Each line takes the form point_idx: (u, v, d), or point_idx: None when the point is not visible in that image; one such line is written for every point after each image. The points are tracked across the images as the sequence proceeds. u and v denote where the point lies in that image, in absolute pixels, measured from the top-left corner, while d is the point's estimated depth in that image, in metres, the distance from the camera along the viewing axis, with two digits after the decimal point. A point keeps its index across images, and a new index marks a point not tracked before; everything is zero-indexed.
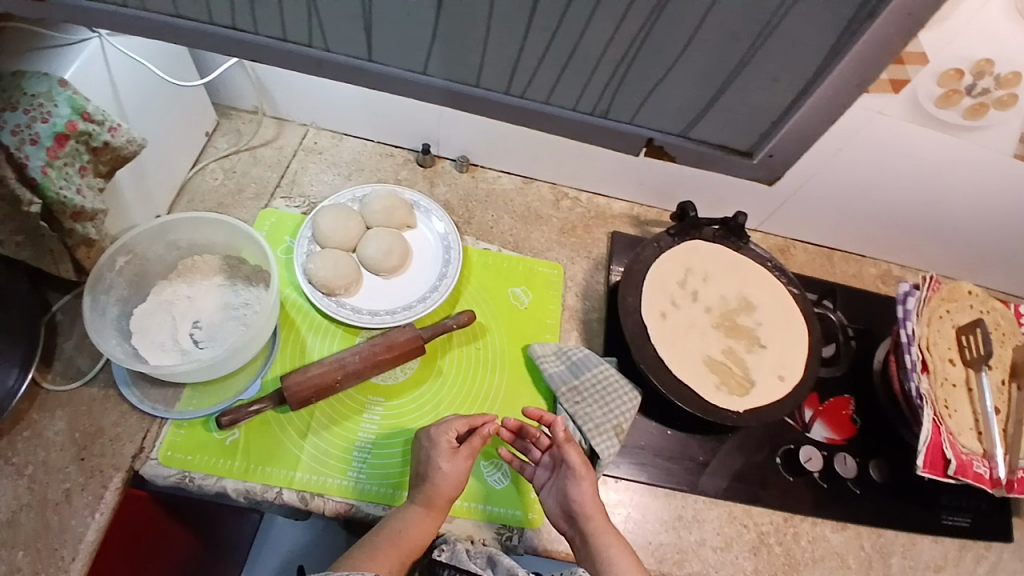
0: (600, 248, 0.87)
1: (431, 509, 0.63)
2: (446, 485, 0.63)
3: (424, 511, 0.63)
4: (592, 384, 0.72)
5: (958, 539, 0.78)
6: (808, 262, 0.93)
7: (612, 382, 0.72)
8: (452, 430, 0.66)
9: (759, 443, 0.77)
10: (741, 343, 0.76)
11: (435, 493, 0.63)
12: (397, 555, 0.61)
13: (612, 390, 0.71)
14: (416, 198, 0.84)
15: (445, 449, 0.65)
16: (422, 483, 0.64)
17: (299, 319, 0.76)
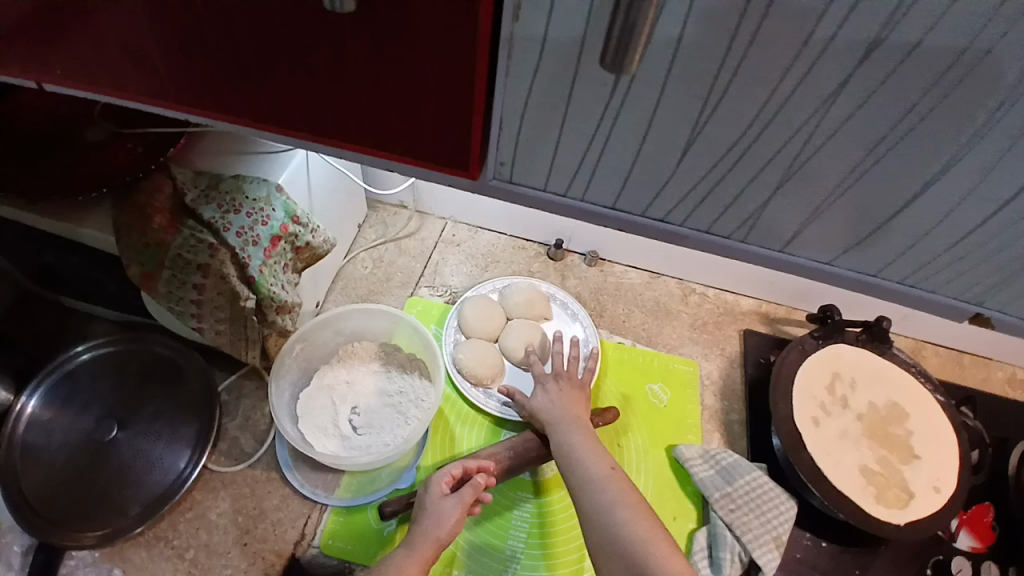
0: (732, 345, 0.87)
1: (415, 556, 0.57)
2: (434, 528, 0.58)
3: (411, 559, 0.57)
4: (747, 492, 0.70)
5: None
6: (942, 366, 0.90)
7: (768, 492, 0.70)
8: (446, 473, 0.63)
9: (917, 559, 0.73)
10: (896, 454, 0.73)
11: (424, 538, 0.58)
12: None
13: (768, 499, 0.70)
14: (553, 291, 0.87)
15: (439, 494, 0.61)
16: (419, 526, 0.59)
17: (446, 408, 0.77)
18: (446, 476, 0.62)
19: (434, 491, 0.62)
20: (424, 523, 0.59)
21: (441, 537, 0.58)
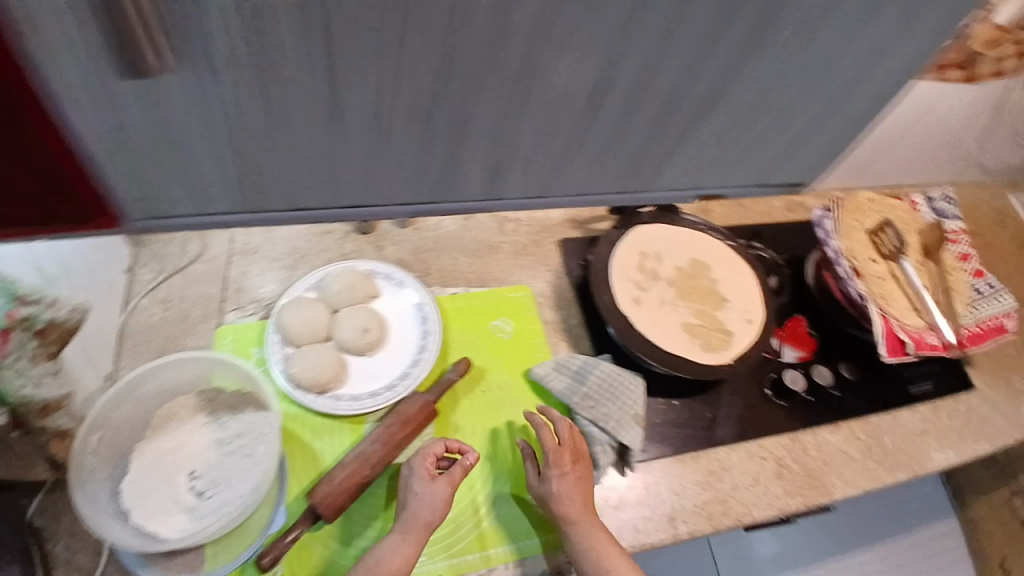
0: (555, 257, 0.92)
1: (410, 537, 0.63)
2: (426, 508, 0.65)
3: (407, 541, 0.63)
4: (599, 385, 0.77)
5: (931, 402, 0.91)
6: (727, 213, 1.01)
7: (616, 378, 0.78)
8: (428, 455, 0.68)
9: (749, 383, 0.84)
10: (710, 304, 0.83)
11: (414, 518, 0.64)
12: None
13: (618, 383, 0.77)
14: (371, 266, 0.83)
15: (423, 476, 0.67)
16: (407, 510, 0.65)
17: (299, 429, 0.73)
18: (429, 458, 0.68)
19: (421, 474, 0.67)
20: (414, 506, 0.65)
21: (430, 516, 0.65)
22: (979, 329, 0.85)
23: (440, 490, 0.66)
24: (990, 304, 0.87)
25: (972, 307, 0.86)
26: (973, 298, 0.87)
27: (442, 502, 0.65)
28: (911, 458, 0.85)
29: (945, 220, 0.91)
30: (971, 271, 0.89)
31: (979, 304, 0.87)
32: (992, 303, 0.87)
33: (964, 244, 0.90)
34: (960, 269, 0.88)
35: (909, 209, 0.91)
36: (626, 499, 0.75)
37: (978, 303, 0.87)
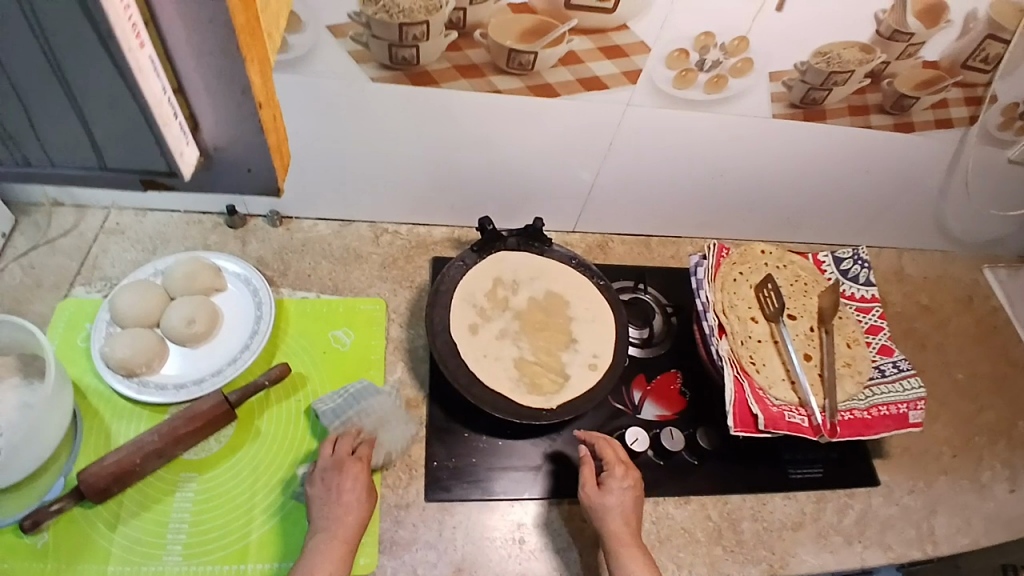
0: (422, 275, 0.89)
1: (337, 542, 0.63)
2: (350, 509, 0.65)
3: (330, 544, 0.62)
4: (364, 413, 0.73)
5: (815, 492, 0.80)
6: (626, 252, 0.98)
7: (387, 407, 0.74)
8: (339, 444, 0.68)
9: (590, 435, 0.78)
10: (555, 343, 0.78)
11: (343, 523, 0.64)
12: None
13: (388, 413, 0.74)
14: (221, 260, 0.83)
15: (349, 473, 0.67)
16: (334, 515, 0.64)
17: (102, 406, 0.74)
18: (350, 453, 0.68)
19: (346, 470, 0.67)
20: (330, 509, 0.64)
21: (356, 516, 0.65)
22: (873, 416, 0.74)
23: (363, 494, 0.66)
24: (896, 391, 0.75)
25: (870, 389, 0.76)
26: (874, 378, 0.77)
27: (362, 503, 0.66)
28: (767, 551, 0.74)
29: (856, 284, 0.84)
30: (877, 347, 0.80)
31: (881, 386, 0.76)
32: (898, 389, 0.75)
33: (876, 315, 0.82)
34: (864, 343, 0.79)
35: (815, 270, 0.85)
36: (417, 538, 0.69)
37: (878, 386, 0.76)
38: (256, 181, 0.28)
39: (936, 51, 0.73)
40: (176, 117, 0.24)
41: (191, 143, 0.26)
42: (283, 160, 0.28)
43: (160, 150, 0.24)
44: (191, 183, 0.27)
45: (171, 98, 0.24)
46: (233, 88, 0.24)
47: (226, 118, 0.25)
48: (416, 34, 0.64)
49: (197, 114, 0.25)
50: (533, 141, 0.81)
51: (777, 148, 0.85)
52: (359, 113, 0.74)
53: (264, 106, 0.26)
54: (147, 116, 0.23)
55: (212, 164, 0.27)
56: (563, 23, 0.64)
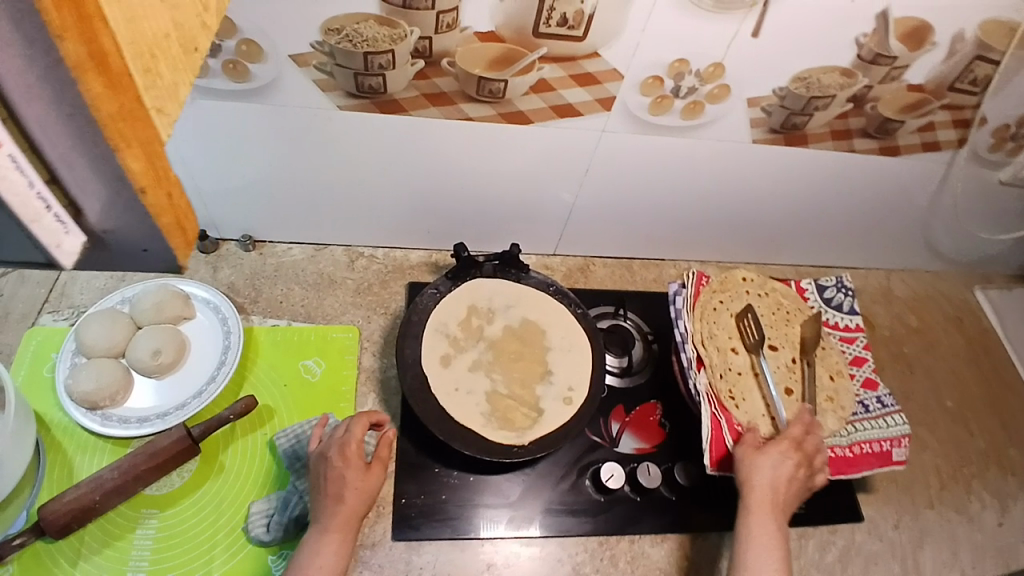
0: (396, 301, 0.87)
1: (339, 531, 0.62)
2: (356, 498, 0.64)
3: (328, 535, 0.62)
4: None
5: (797, 528, 0.78)
6: (608, 276, 0.96)
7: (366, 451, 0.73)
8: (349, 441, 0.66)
9: (566, 469, 0.76)
10: (530, 375, 0.76)
11: (345, 511, 0.63)
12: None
13: None
14: (191, 288, 0.81)
15: (356, 464, 0.65)
16: (335, 504, 0.63)
17: (66, 438, 0.72)
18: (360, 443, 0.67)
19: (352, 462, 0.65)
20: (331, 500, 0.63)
21: (361, 505, 0.64)
22: (855, 454, 0.72)
23: (372, 479, 0.65)
24: (878, 427, 0.74)
25: (852, 424, 0.74)
26: (857, 413, 0.75)
27: (370, 491, 0.65)
28: None
29: (840, 313, 0.83)
30: (862, 380, 0.78)
31: (863, 421, 0.74)
32: (881, 425, 0.74)
33: (860, 345, 0.80)
34: (848, 375, 0.78)
35: (797, 298, 0.83)
36: None
37: (861, 422, 0.74)
38: (156, 261, 0.26)
39: (920, 74, 0.71)
40: (50, 208, 0.22)
41: (73, 233, 0.23)
42: (185, 236, 0.26)
43: (32, 244, 0.22)
44: (88, 268, 0.25)
45: (42, 192, 0.22)
46: (108, 177, 0.22)
47: (110, 197, 0.23)
48: (382, 63, 0.62)
49: (80, 202, 0.23)
50: (508, 168, 0.79)
51: (758, 173, 0.84)
52: (328, 139, 0.72)
53: (152, 189, 0.23)
54: (12, 218, 0.21)
55: (107, 247, 0.24)
56: (533, 51, 0.62)
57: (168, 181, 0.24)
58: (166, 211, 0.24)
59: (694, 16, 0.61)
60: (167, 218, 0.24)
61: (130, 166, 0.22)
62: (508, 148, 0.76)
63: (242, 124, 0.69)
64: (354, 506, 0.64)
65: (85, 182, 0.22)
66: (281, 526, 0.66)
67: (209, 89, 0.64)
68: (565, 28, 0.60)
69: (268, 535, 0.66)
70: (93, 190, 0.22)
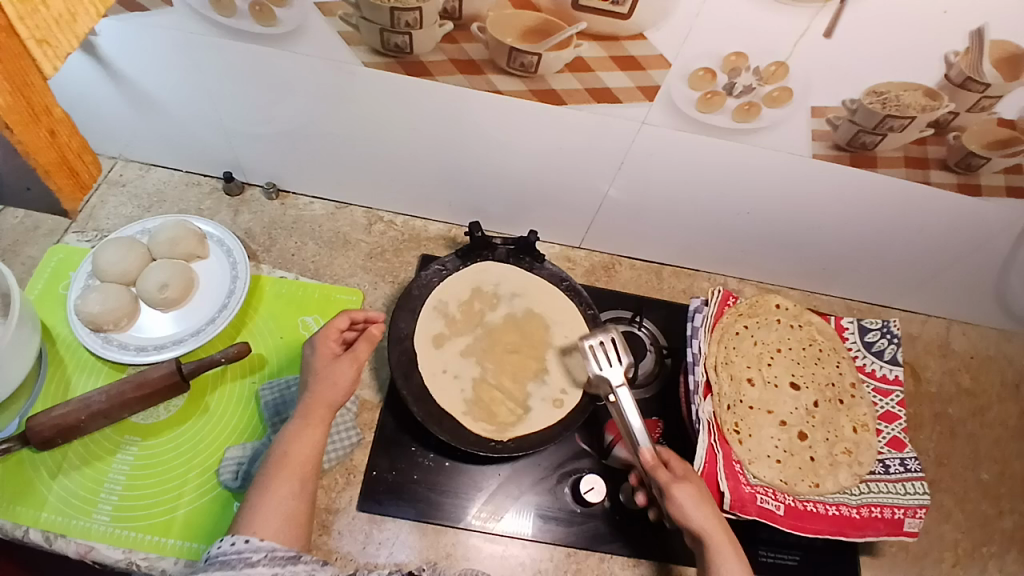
0: (406, 272, 0.85)
1: (313, 421, 0.62)
2: (329, 389, 0.63)
3: (307, 425, 0.61)
4: None
5: None
6: (633, 279, 0.91)
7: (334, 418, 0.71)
8: (336, 332, 0.67)
9: (546, 473, 0.72)
10: (524, 371, 0.72)
11: (318, 401, 0.62)
12: (294, 478, 0.58)
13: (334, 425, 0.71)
14: (207, 227, 0.82)
15: (326, 353, 0.66)
16: (309, 393, 0.63)
17: (68, 356, 0.76)
18: (334, 335, 0.67)
19: (323, 353, 0.65)
20: (316, 387, 0.63)
21: (334, 396, 0.64)
22: (862, 517, 0.64)
23: (344, 370, 0.65)
24: (894, 492, 0.66)
25: (865, 484, 0.66)
26: (875, 473, 0.67)
27: (345, 381, 0.64)
28: None
29: (880, 361, 0.73)
30: (887, 438, 0.70)
31: (878, 482, 0.67)
32: (898, 490, 0.66)
33: (895, 400, 0.72)
34: (875, 430, 0.70)
35: (835, 336, 0.74)
36: (339, 548, 0.66)
37: (876, 483, 0.67)
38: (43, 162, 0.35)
39: (1015, 108, 0.61)
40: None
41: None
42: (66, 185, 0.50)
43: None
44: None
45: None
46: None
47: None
48: (409, 21, 0.58)
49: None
50: (537, 150, 0.75)
51: (814, 192, 0.75)
52: (352, 95, 0.70)
53: (22, 126, 0.40)
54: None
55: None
56: (571, 24, 0.57)
57: (50, 121, 0.42)
58: (42, 150, 0.44)
59: (758, 8, 0.53)
60: (47, 156, 0.45)
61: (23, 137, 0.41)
62: (536, 128, 0.71)
63: (267, 70, 0.68)
64: (324, 395, 0.63)
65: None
66: (250, 476, 0.67)
67: (236, 30, 0.63)
68: (608, 4, 0.54)
69: (236, 482, 0.67)
70: None
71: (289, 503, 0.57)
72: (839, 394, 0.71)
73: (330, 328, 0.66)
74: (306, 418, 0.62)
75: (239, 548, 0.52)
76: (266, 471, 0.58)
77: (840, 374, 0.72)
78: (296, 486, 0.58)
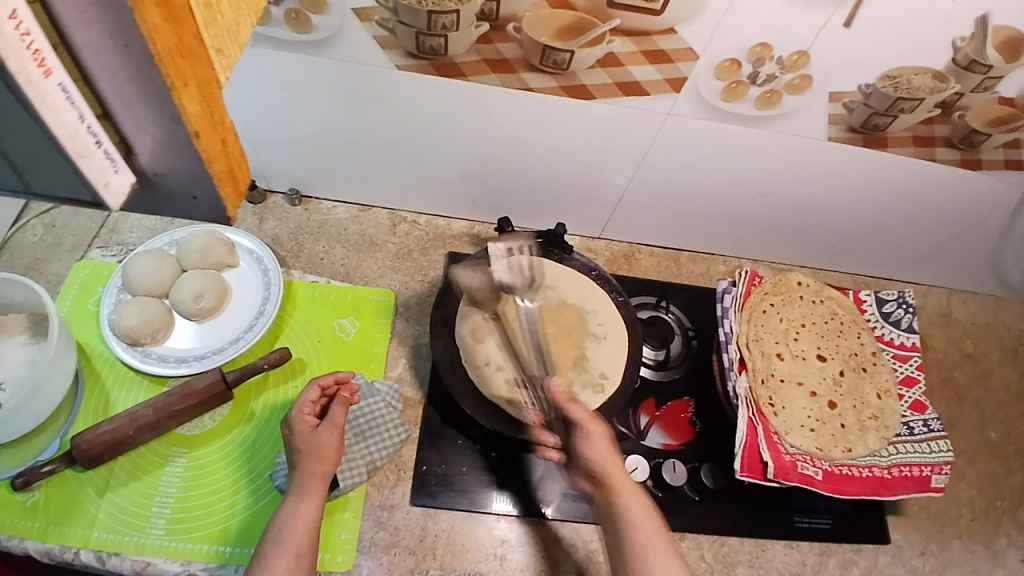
0: (434, 270, 0.87)
1: (308, 495, 0.61)
2: (319, 462, 0.63)
3: (303, 499, 0.61)
4: (363, 417, 0.72)
5: (821, 544, 0.76)
6: (653, 266, 0.94)
7: (380, 418, 0.73)
8: (307, 404, 0.66)
9: None
10: (565, 360, 0.74)
11: (310, 475, 0.62)
12: (290, 552, 0.58)
13: (380, 423, 0.72)
14: (235, 236, 0.82)
15: (306, 426, 0.65)
16: (297, 467, 0.63)
17: (105, 372, 0.76)
18: (309, 407, 0.65)
19: (302, 426, 0.64)
20: (304, 461, 0.63)
21: (325, 466, 0.63)
22: (893, 477, 0.68)
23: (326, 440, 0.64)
24: (921, 452, 0.70)
25: (894, 446, 0.70)
26: (901, 434, 0.71)
27: (332, 452, 0.63)
28: None
29: (898, 330, 0.78)
30: (909, 401, 0.74)
31: (905, 443, 0.71)
32: (926, 449, 0.70)
33: (914, 365, 0.76)
34: (897, 395, 0.74)
35: (854, 309, 0.78)
36: (397, 542, 0.68)
37: (903, 444, 0.71)
38: (199, 199, 0.34)
39: (1016, 86, 0.66)
40: (101, 143, 0.29)
41: (122, 169, 0.31)
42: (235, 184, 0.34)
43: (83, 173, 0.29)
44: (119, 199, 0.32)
45: (92, 126, 0.28)
46: (159, 112, 0.28)
47: (156, 138, 0.30)
48: (445, 23, 0.60)
49: (130, 140, 0.30)
50: (563, 145, 0.77)
51: (827, 175, 0.79)
52: (379, 97, 0.71)
53: (203, 133, 0.30)
54: (66, 146, 0.28)
55: (150, 184, 0.32)
56: (604, 22, 0.59)
57: (221, 133, 0.32)
58: (218, 157, 0.32)
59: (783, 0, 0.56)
60: (217, 163, 0.32)
61: (185, 108, 0.28)
62: (564, 124, 0.74)
63: (297, 76, 0.69)
64: (314, 468, 0.63)
65: (136, 122, 0.29)
66: None
67: (271, 38, 0.63)
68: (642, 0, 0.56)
69: (290, 485, 0.69)
70: (137, 126, 0.29)
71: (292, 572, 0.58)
72: (863, 363, 0.75)
73: (302, 402, 0.65)
74: (300, 493, 0.61)
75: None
76: (263, 547, 0.59)
77: (861, 344, 0.76)
78: (291, 560, 0.58)
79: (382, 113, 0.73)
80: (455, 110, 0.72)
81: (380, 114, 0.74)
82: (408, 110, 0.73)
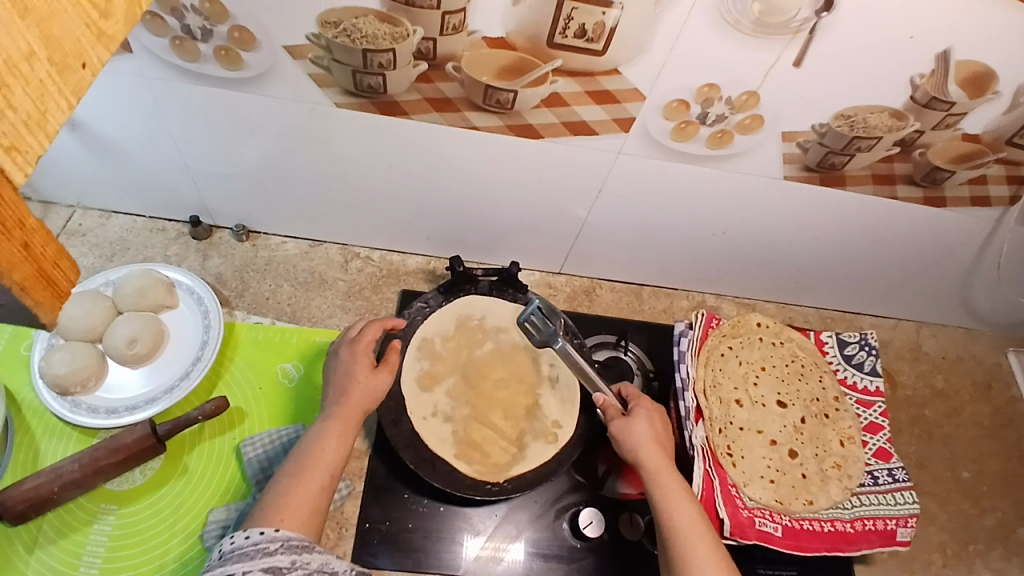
0: (386, 309, 0.84)
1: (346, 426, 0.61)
2: (364, 396, 0.63)
3: (338, 428, 0.60)
4: None
5: None
6: (614, 302, 0.91)
7: None
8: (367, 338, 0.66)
9: (544, 508, 0.71)
10: (518, 407, 0.71)
11: (352, 406, 0.61)
12: (320, 476, 0.57)
13: None
14: (176, 275, 0.78)
15: (364, 364, 0.65)
16: (342, 397, 0.62)
17: (34, 422, 0.72)
18: (371, 346, 0.66)
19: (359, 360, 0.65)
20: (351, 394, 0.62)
21: (366, 404, 0.63)
22: (855, 531, 0.66)
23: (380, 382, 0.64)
24: (885, 504, 0.68)
25: (856, 497, 0.68)
26: (865, 485, 0.69)
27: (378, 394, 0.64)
28: None
29: (860, 373, 0.75)
30: (874, 449, 0.71)
31: (869, 495, 0.68)
32: (889, 501, 0.68)
33: (878, 411, 0.73)
34: (860, 443, 0.71)
35: (815, 351, 0.76)
36: None
37: (867, 495, 0.68)
38: (14, 310, 0.24)
39: (978, 124, 0.63)
40: None
41: None
42: (58, 286, 0.24)
43: None
44: None
45: None
46: None
47: None
48: (382, 62, 0.57)
49: None
50: (517, 184, 0.75)
51: (786, 212, 0.77)
52: (323, 134, 0.68)
53: None
54: None
55: None
56: (546, 63, 0.56)
57: (26, 235, 0.22)
58: (18, 263, 0.22)
59: (730, 40, 0.54)
60: (19, 271, 0.22)
61: None
62: (516, 162, 0.71)
63: (235, 112, 0.65)
64: (356, 403, 0.62)
65: None
66: None
67: (203, 76, 0.61)
68: (584, 41, 0.54)
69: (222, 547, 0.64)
70: None
71: (316, 497, 0.56)
72: (825, 408, 0.73)
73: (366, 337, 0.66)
74: (338, 421, 0.60)
75: (255, 540, 0.51)
76: (293, 464, 0.58)
77: (823, 388, 0.74)
78: (320, 482, 0.57)
79: (327, 150, 0.71)
80: (403, 148, 0.70)
81: (326, 152, 0.71)
82: (354, 147, 0.70)
